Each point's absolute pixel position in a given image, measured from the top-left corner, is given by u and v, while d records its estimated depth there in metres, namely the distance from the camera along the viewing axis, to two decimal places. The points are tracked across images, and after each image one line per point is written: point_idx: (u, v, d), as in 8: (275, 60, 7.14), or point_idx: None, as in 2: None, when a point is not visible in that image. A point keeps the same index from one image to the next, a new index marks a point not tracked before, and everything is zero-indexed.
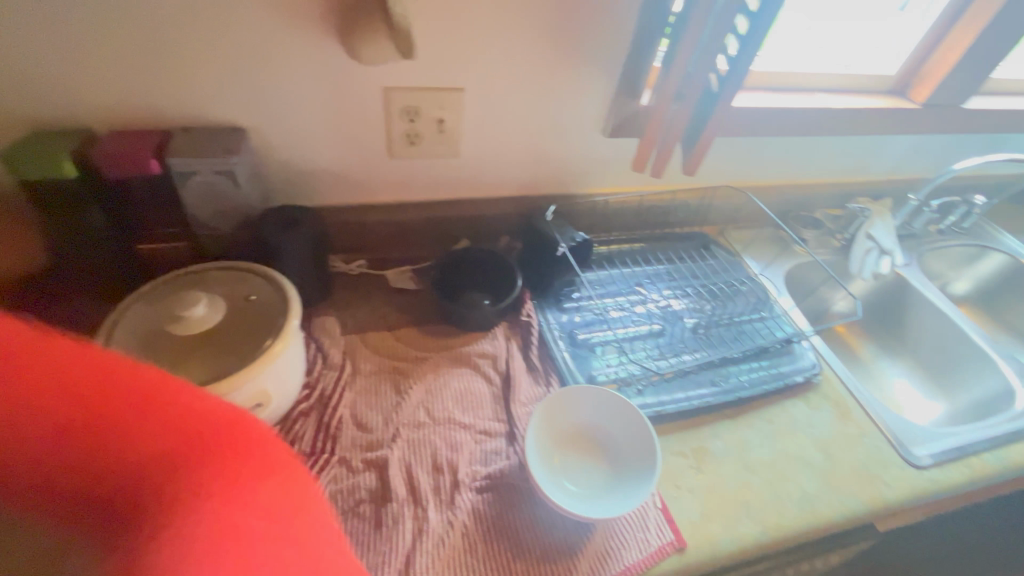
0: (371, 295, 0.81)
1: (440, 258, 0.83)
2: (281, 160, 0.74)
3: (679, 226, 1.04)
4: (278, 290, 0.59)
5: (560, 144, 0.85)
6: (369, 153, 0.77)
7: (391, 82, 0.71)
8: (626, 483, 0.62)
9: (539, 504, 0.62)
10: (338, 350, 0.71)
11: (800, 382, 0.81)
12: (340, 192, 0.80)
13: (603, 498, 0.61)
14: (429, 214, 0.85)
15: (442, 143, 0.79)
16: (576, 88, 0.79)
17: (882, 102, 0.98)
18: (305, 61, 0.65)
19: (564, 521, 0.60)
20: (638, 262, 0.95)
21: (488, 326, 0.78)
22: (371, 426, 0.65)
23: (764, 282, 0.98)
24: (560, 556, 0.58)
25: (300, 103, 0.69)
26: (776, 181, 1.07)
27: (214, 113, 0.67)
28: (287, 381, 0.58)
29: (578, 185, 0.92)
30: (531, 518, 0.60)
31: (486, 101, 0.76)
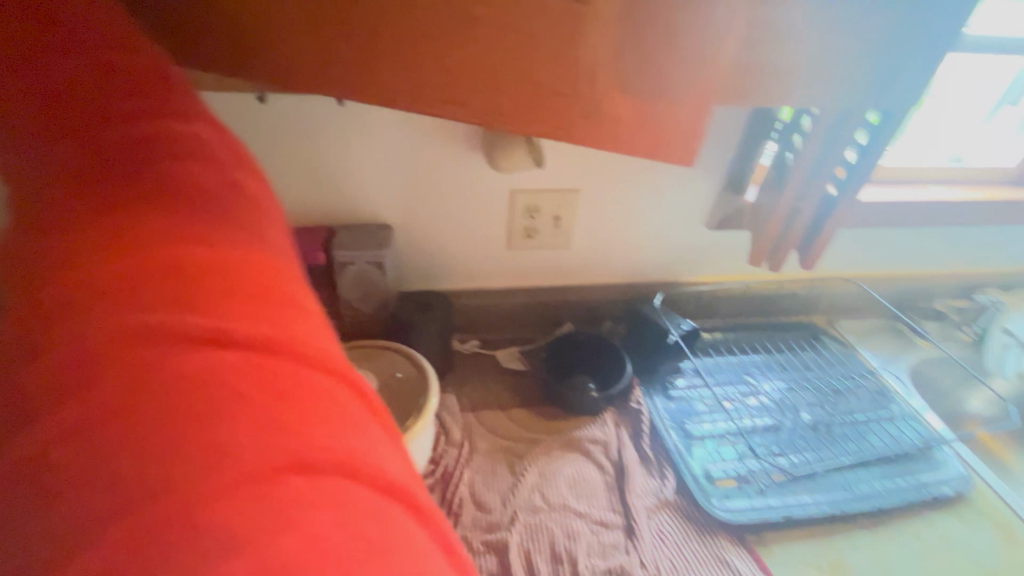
0: (485, 375, 0.86)
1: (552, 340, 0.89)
2: (419, 251, 0.84)
3: (786, 315, 1.01)
4: (418, 367, 0.65)
5: (666, 236, 0.90)
6: (493, 245, 0.86)
7: (517, 185, 0.80)
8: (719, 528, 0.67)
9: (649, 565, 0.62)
10: (457, 427, 0.74)
11: (948, 495, 0.73)
12: (462, 278, 0.89)
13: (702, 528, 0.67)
14: (539, 298, 0.91)
15: (556, 237, 0.86)
16: (683, 188, 0.85)
17: (1002, 194, 0.95)
18: (450, 170, 0.77)
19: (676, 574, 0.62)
20: (743, 350, 0.94)
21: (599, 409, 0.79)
22: (489, 506, 0.67)
23: (887, 378, 0.92)
24: None
25: (440, 203, 0.80)
26: (891, 272, 1.04)
27: (372, 214, 0.79)
28: (422, 455, 0.62)
29: (682, 274, 0.95)
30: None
31: (601, 199, 0.84)
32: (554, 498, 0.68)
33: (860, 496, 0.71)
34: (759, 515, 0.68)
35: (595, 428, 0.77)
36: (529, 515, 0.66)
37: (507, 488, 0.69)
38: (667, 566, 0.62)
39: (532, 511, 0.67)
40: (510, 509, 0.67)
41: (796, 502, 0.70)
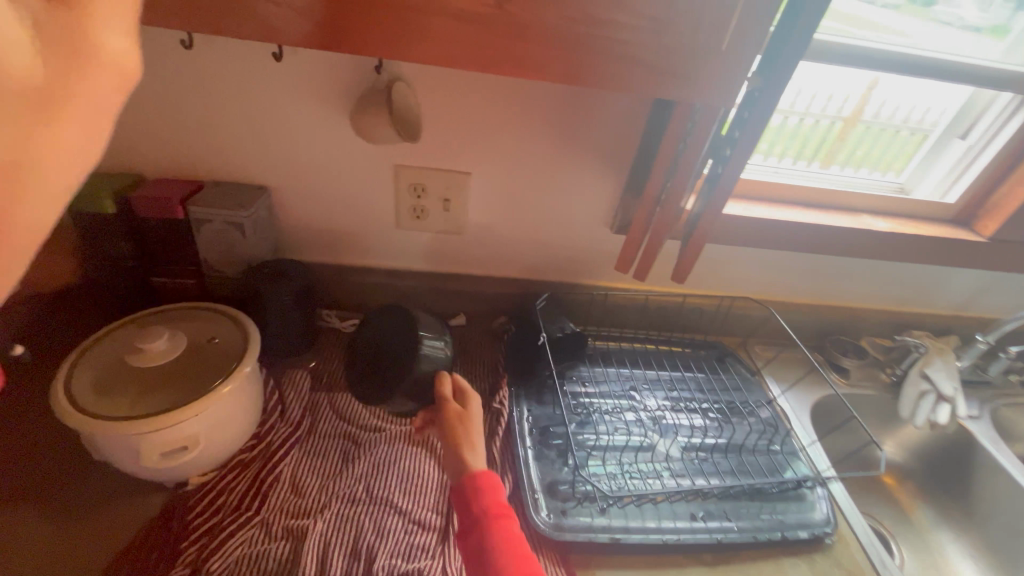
0: (354, 355, 0.82)
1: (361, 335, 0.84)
2: (300, 220, 0.81)
3: (695, 333, 0.97)
4: (243, 336, 0.62)
5: (566, 234, 0.86)
6: (379, 222, 0.82)
7: (402, 160, 0.76)
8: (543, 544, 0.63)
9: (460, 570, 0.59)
10: (299, 406, 0.71)
11: (805, 540, 0.68)
12: (348, 254, 0.85)
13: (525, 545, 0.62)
14: (429, 284, 0.88)
15: (447, 221, 0.82)
16: (584, 185, 0.80)
17: (932, 231, 0.90)
18: (326, 135, 0.73)
19: None
20: (637, 364, 0.89)
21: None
22: (305, 492, 0.63)
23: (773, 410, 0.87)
24: None
25: (318, 170, 0.76)
26: (812, 301, 0.99)
27: (244, 173, 0.75)
28: (220, 428, 0.58)
29: (584, 276, 0.91)
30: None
31: (494, 187, 0.80)
32: (378, 491, 0.65)
33: (707, 529, 0.67)
34: (590, 535, 0.63)
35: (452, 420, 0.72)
36: (345, 509, 0.62)
37: (332, 476, 0.65)
38: None
39: (347, 504, 0.63)
40: (326, 497, 0.63)
41: (636, 526, 0.65)
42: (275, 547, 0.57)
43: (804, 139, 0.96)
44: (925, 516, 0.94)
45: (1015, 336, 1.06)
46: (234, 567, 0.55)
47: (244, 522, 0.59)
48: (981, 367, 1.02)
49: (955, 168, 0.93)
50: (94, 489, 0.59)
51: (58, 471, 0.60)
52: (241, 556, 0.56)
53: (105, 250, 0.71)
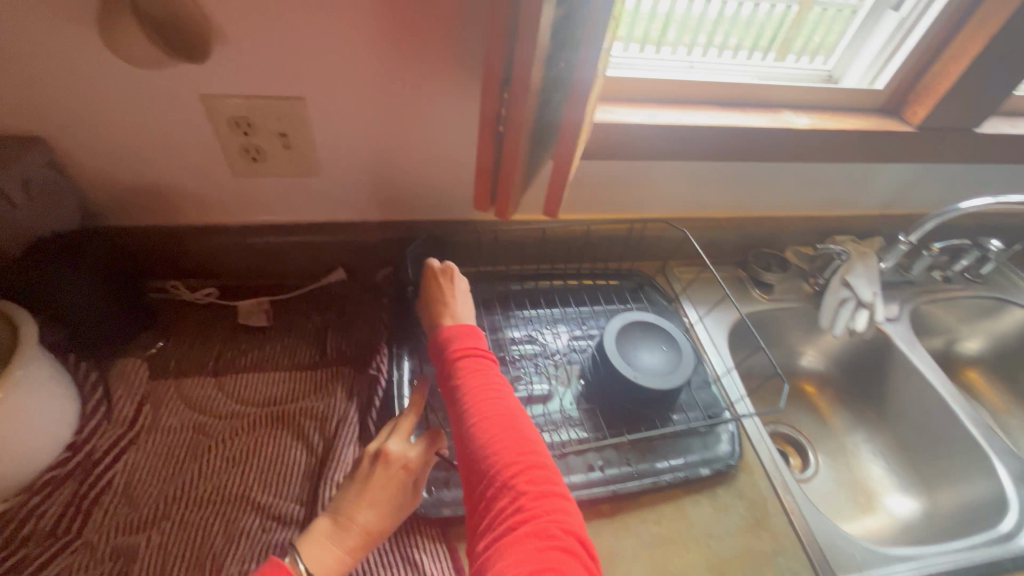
0: (209, 330, 0.71)
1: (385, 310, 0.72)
2: (102, 177, 0.65)
3: (609, 261, 0.88)
4: (12, 335, 0.50)
5: (443, 165, 0.73)
6: (207, 171, 0.67)
7: (208, 89, 0.60)
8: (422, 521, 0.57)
9: None
10: (133, 400, 0.61)
11: (707, 476, 0.65)
12: (181, 212, 0.71)
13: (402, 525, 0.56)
14: (290, 238, 0.75)
15: (291, 162, 0.68)
16: (449, 104, 0.66)
17: (858, 123, 0.81)
18: (92, 62, 0.55)
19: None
20: (541, 304, 0.81)
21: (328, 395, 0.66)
22: (140, 502, 0.55)
23: (616, 348, 0.67)
24: None
25: (102, 110, 0.59)
26: (732, 214, 0.91)
27: (0, 124, 0.58)
28: None
29: (474, 211, 0.79)
30: None
31: (338, 113, 0.65)
32: (231, 488, 0.57)
33: (604, 478, 0.63)
34: None
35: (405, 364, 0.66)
36: (190, 514, 0.55)
37: (175, 477, 0.57)
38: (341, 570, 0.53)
39: (193, 508, 0.55)
40: (169, 503, 0.55)
41: None
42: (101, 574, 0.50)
43: (757, 27, 0.83)
44: (842, 420, 0.94)
45: (941, 229, 1.02)
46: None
47: (66, 547, 0.51)
48: (905, 266, 0.98)
49: (887, 51, 0.82)
50: None
51: None
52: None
53: None
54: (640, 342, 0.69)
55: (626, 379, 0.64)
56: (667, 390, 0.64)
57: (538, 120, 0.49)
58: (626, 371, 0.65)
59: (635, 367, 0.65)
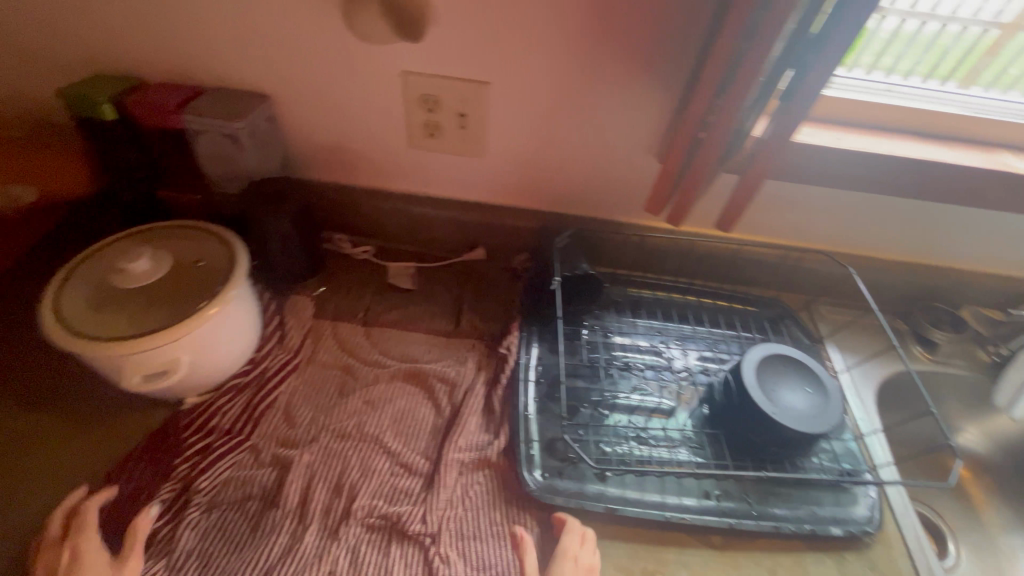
0: (363, 284, 0.78)
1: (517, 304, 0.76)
2: (305, 134, 0.74)
3: (751, 286, 0.83)
4: (230, 259, 0.58)
5: (602, 162, 0.73)
6: (389, 141, 0.74)
7: (409, 65, 0.65)
8: (532, 503, 0.59)
9: (446, 516, 0.56)
10: (298, 332, 0.70)
11: (837, 536, 0.59)
12: (358, 173, 0.78)
13: (513, 504, 0.58)
14: (444, 212, 0.79)
15: (462, 140, 0.72)
16: (625, 102, 0.66)
17: None
18: (323, 33, 0.63)
19: (472, 541, 0.56)
20: (672, 317, 0.78)
21: (458, 365, 0.70)
22: (297, 422, 0.62)
23: (756, 379, 0.63)
24: (451, 563, 0.53)
25: (320, 76, 0.67)
26: (906, 259, 0.81)
27: (243, 79, 0.68)
28: (204, 353, 0.56)
29: (620, 213, 0.78)
30: (424, 515, 0.56)
31: (517, 100, 0.67)
32: (368, 428, 0.63)
33: (718, 509, 0.60)
34: (580, 500, 0.58)
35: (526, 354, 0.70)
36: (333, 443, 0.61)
37: (325, 407, 0.64)
38: (454, 529, 0.56)
39: (337, 438, 0.61)
40: (318, 429, 0.62)
41: (637, 497, 0.60)
42: (263, 475, 0.58)
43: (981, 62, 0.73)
44: (1000, 517, 0.81)
45: None
46: (226, 490, 0.56)
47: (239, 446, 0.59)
48: None
49: None
50: (104, 398, 0.61)
51: (70, 382, 0.62)
52: (231, 481, 0.57)
53: (112, 158, 0.69)
54: (783, 379, 0.64)
55: (763, 412, 0.60)
56: (807, 436, 0.60)
57: (739, 129, 0.47)
58: (765, 404, 0.61)
59: (774, 403, 0.61)
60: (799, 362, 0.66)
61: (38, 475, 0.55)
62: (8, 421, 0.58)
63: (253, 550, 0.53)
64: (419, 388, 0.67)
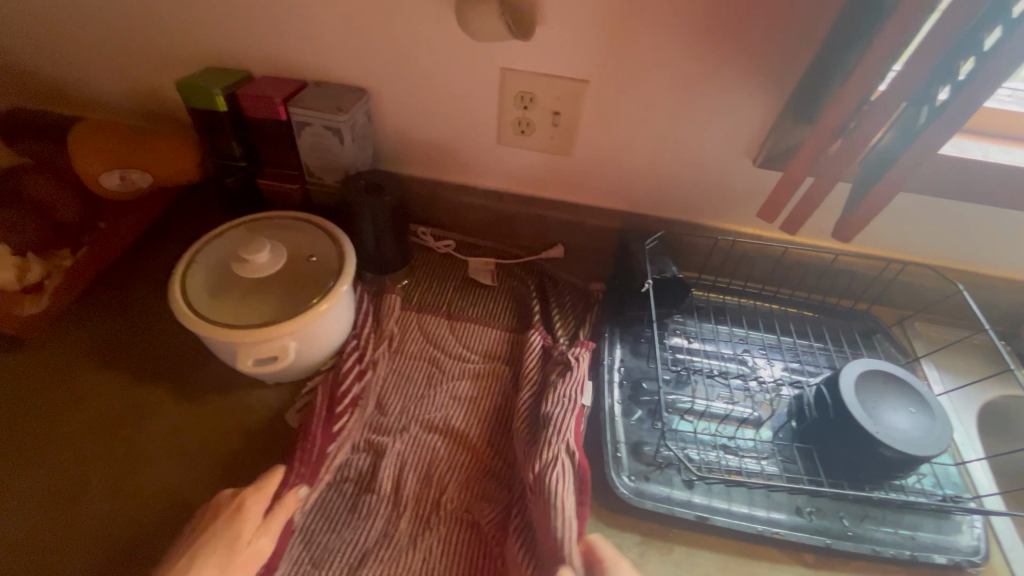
0: (446, 277, 0.80)
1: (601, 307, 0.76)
2: (398, 128, 0.75)
3: (841, 298, 0.79)
4: (338, 253, 0.61)
5: (695, 164, 0.71)
6: (479, 137, 0.74)
7: (510, 63, 0.65)
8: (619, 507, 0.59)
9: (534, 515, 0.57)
10: (387, 322, 0.72)
11: (940, 565, 0.56)
12: (444, 168, 0.79)
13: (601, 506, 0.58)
14: (527, 209, 0.80)
15: (554, 138, 0.72)
16: (728, 103, 0.64)
17: None
18: (429, 30, 0.64)
19: None
20: (757, 326, 0.76)
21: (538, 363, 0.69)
22: (389, 410, 0.64)
23: (856, 395, 0.61)
24: None
25: (420, 73, 0.69)
26: (1017, 277, 0.76)
27: (346, 74, 0.70)
28: (311, 340, 0.59)
29: (707, 216, 0.76)
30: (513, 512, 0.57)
31: (615, 99, 0.67)
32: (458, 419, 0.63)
33: (811, 527, 0.58)
34: (668, 508, 0.58)
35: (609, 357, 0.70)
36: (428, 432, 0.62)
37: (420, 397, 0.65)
38: None
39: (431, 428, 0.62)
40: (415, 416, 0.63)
41: (727, 509, 0.58)
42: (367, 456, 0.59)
43: None
44: None
45: None
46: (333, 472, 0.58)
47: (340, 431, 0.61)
48: None
49: None
50: (211, 376, 0.65)
51: (181, 359, 0.65)
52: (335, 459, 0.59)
53: (220, 147, 0.72)
54: (885, 397, 0.61)
55: (865, 431, 0.58)
56: (914, 458, 0.57)
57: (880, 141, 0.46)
58: (867, 423, 0.58)
59: (877, 422, 0.58)
60: (900, 381, 0.63)
61: (159, 444, 0.59)
62: (129, 392, 0.62)
63: (352, 532, 0.55)
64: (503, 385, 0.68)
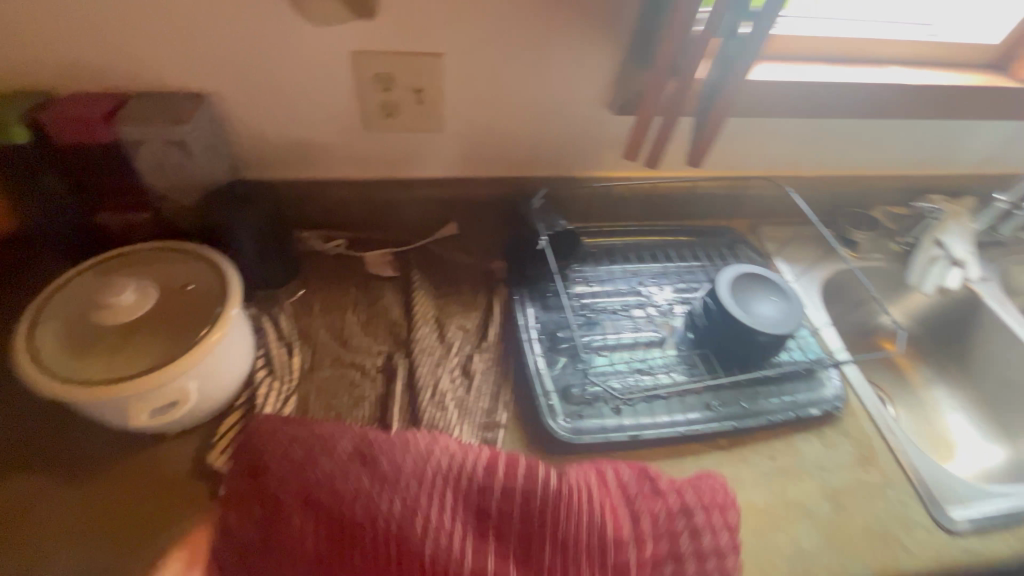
0: (345, 278, 0.77)
1: (508, 276, 0.78)
2: (252, 130, 0.69)
3: (704, 219, 0.90)
4: (220, 276, 0.56)
5: (561, 121, 0.75)
6: (345, 127, 0.71)
7: (359, 45, 0.63)
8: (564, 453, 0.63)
9: None
10: (292, 335, 0.68)
11: (816, 416, 0.69)
12: (315, 165, 0.75)
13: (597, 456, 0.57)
14: (411, 192, 0.79)
15: (423, 116, 0.71)
16: (579, 58, 0.68)
17: (973, 77, 0.78)
18: (262, 21, 0.59)
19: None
20: (643, 258, 0.84)
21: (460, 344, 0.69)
22: (318, 424, 0.61)
23: (731, 297, 0.70)
24: None
25: (263, 68, 0.63)
26: (828, 174, 0.92)
27: (175, 80, 0.63)
28: (212, 376, 0.54)
29: (581, 167, 0.82)
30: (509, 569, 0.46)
31: (472, 69, 0.67)
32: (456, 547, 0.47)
33: (719, 416, 0.67)
34: (604, 436, 0.63)
35: (525, 321, 0.73)
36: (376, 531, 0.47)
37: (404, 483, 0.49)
38: None
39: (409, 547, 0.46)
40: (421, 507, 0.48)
41: (651, 423, 0.65)
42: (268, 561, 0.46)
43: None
44: (923, 375, 0.97)
45: None
46: None
47: None
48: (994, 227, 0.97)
49: None
50: (95, 445, 0.57)
51: (53, 436, 0.57)
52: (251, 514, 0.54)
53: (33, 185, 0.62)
54: (752, 293, 0.72)
55: (744, 324, 0.68)
56: (782, 335, 0.68)
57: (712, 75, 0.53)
58: (743, 317, 0.68)
59: (751, 314, 0.69)
60: (761, 278, 0.74)
61: (45, 540, 0.51)
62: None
63: None
64: (431, 368, 0.67)
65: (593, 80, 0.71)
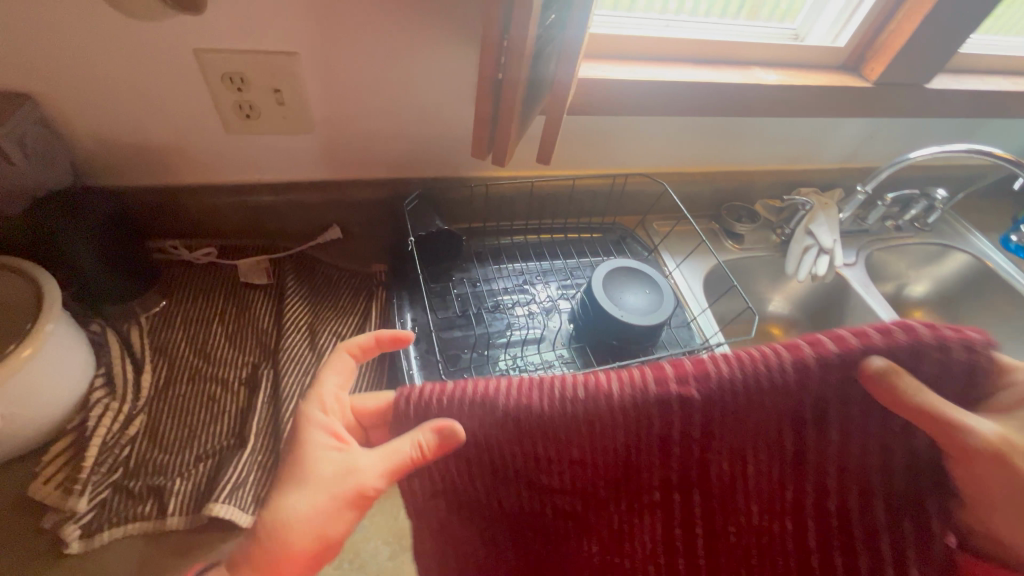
0: (213, 288, 0.73)
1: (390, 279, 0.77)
2: (93, 134, 0.65)
3: (593, 216, 0.92)
4: (35, 290, 0.52)
5: (435, 121, 0.75)
6: (201, 129, 0.68)
7: (202, 43, 0.60)
8: None
9: None
10: (145, 350, 0.64)
11: None
12: (174, 170, 0.71)
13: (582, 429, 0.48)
14: (284, 197, 0.76)
15: (285, 118, 0.68)
16: (442, 58, 0.68)
17: (823, 78, 0.84)
18: (84, 17, 0.55)
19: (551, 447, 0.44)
20: (531, 256, 0.85)
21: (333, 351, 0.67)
22: (167, 444, 0.57)
23: (603, 290, 0.72)
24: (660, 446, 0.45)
25: (95, 67, 0.59)
26: (708, 170, 0.96)
27: None
28: (22, 400, 0.50)
29: (464, 168, 0.82)
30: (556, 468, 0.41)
31: (331, 68, 0.66)
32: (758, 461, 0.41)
33: None
34: None
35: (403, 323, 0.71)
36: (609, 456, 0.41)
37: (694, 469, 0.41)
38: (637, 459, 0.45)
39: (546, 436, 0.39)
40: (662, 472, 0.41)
41: None
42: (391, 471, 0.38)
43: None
44: None
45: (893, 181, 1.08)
46: (114, 536, 0.51)
47: (111, 486, 0.53)
48: (861, 216, 1.04)
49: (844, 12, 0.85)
50: None
51: None
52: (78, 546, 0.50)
53: None
54: (625, 286, 0.74)
55: (613, 317, 0.69)
56: (651, 326, 0.70)
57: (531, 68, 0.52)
58: (613, 310, 0.70)
59: (621, 307, 0.70)
60: (634, 271, 0.76)
61: None
62: None
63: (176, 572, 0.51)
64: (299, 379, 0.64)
65: (460, 80, 0.70)
